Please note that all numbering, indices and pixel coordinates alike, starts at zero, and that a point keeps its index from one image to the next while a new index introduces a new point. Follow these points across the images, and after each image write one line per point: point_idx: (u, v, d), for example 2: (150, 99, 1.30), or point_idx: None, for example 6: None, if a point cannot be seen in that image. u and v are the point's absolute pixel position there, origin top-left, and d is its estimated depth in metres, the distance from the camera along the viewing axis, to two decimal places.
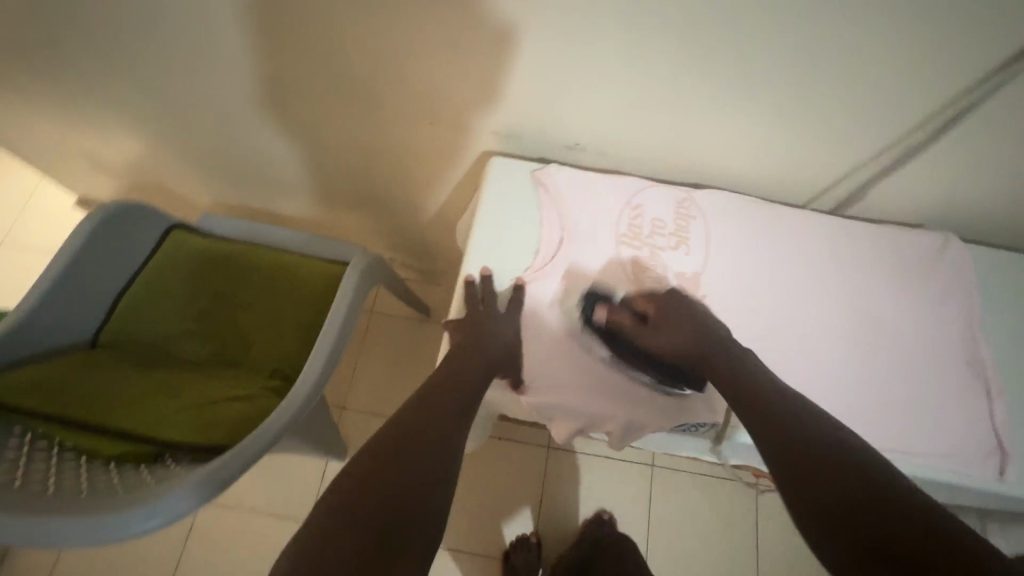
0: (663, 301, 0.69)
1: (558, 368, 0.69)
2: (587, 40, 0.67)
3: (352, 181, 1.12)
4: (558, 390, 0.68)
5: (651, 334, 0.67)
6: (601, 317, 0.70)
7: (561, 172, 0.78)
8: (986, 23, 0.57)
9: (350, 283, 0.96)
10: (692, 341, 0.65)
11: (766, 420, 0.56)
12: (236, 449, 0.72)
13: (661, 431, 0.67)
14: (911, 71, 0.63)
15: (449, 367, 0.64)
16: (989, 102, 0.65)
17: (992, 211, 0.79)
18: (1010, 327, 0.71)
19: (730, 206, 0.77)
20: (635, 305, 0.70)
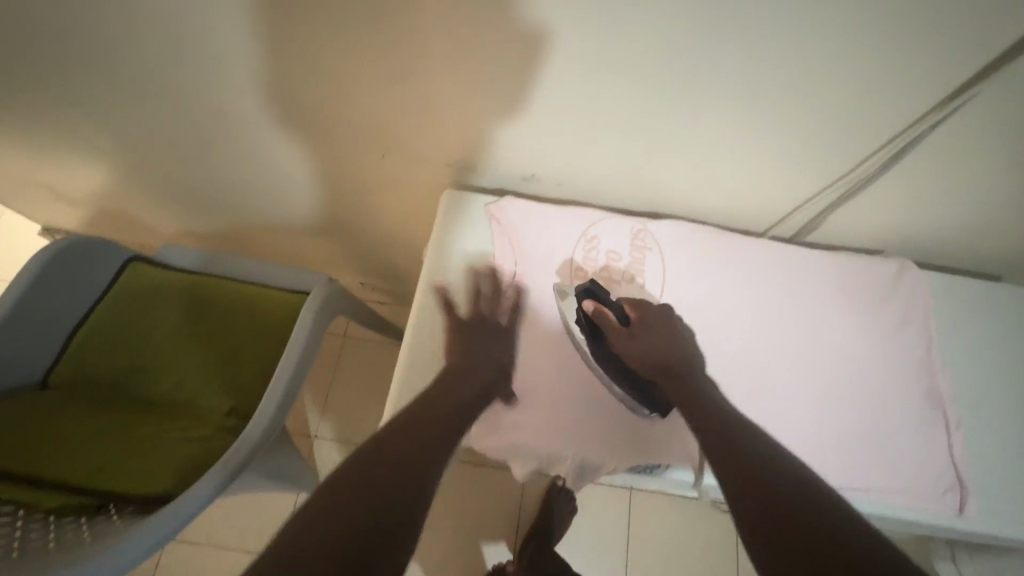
0: (648, 315, 0.66)
1: (512, 407, 0.66)
2: (529, 72, 0.67)
3: (316, 209, 1.11)
4: (511, 431, 0.65)
5: (627, 343, 0.64)
6: (589, 310, 0.66)
7: (514, 204, 0.77)
8: (917, 56, 0.57)
9: (310, 316, 0.93)
10: (662, 360, 0.63)
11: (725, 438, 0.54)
12: (185, 496, 0.71)
13: (616, 472, 0.65)
14: (851, 100, 0.63)
15: (447, 377, 0.64)
16: (931, 131, 0.65)
17: (949, 237, 0.79)
18: (968, 357, 0.71)
19: (686, 237, 0.76)
20: (625, 309, 0.66)
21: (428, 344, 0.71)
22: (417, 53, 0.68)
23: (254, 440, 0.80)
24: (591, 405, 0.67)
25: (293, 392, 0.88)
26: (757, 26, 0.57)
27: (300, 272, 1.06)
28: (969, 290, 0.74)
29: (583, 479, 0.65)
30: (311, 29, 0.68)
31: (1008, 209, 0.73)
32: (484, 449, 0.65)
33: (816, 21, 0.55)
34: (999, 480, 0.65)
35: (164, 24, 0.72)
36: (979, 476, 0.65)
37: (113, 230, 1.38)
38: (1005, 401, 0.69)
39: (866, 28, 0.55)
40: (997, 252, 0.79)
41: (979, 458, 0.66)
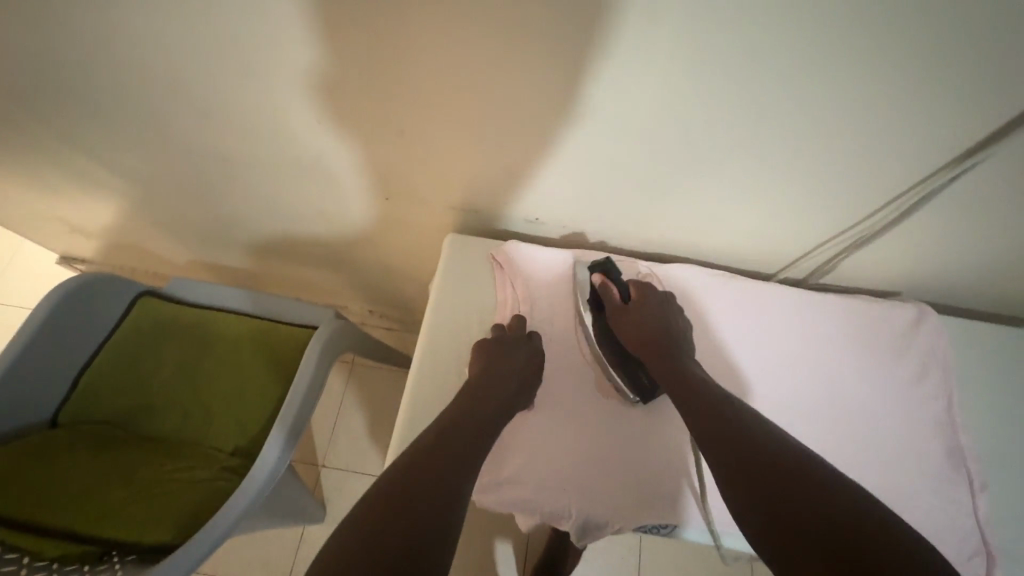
0: (649, 296, 0.69)
1: (515, 461, 0.65)
2: (528, 120, 0.67)
3: (325, 243, 1.11)
4: (513, 487, 0.64)
5: (625, 319, 0.68)
6: (597, 282, 0.71)
7: (518, 248, 0.76)
8: (924, 108, 0.56)
9: (315, 352, 0.92)
10: (652, 333, 0.66)
11: (723, 436, 0.53)
12: (187, 545, 0.72)
13: (622, 530, 0.64)
14: (858, 148, 0.62)
15: (466, 399, 0.63)
16: (945, 179, 0.63)
17: (967, 280, 0.76)
18: (992, 412, 0.68)
19: (694, 282, 0.74)
20: (629, 289, 0.71)
21: (431, 391, 0.70)
22: (425, 102, 0.69)
23: (258, 484, 0.80)
24: (595, 459, 0.65)
25: (297, 431, 0.87)
26: (758, 79, 0.56)
27: (307, 307, 1.07)
28: (991, 338, 0.72)
29: (589, 537, 0.64)
30: (322, 80, 0.69)
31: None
32: (485, 505, 0.64)
33: (816, 74, 0.54)
34: None
35: (172, 73, 0.74)
36: (1005, 541, 0.62)
37: (127, 261, 1.40)
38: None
39: (867, 81, 0.54)
40: (1018, 296, 0.77)
41: (1006, 521, 0.63)
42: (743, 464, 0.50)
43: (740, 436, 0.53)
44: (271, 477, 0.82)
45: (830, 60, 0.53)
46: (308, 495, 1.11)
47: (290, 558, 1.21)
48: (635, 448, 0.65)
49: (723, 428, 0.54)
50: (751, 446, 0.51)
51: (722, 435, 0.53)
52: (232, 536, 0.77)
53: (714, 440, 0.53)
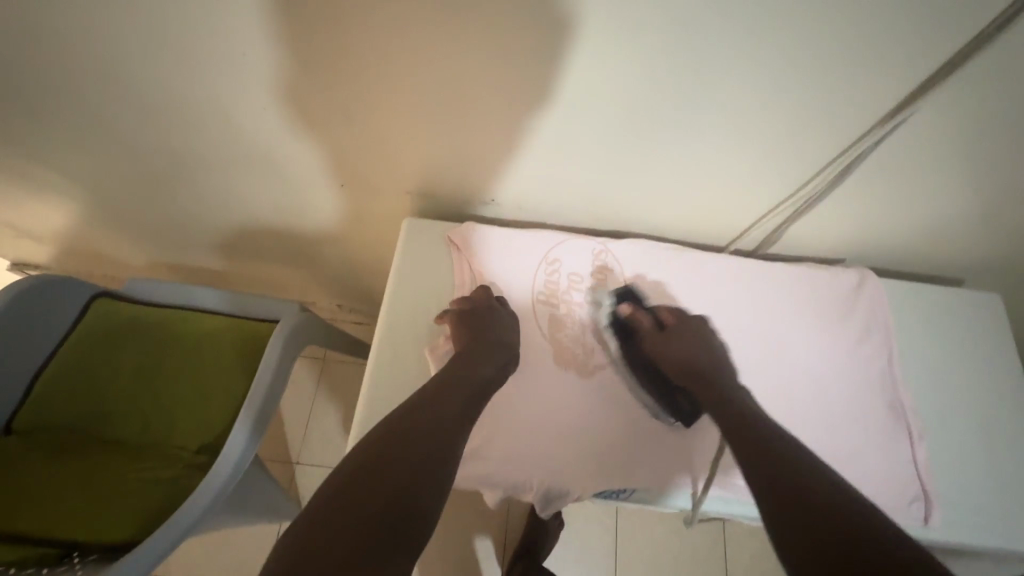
0: (685, 321, 0.69)
1: (477, 437, 0.65)
2: (476, 99, 0.68)
3: (285, 237, 1.10)
4: (476, 462, 0.64)
5: (658, 346, 0.68)
6: (625, 312, 0.71)
7: (474, 230, 0.76)
8: (850, 77, 0.58)
9: (278, 345, 0.91)
10: (687, 360, 0.66)
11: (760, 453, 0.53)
12: (148, 542, 0.72)
13: (585, 497, 0.65)
14: (794, 120, 0.64)
15: (450, 372, 0.63)
16: (875, 145, 0.65)
17: (908, 244, 0.80)
18: (929, 367, 0.71)
19: (647, 257, 0.76)
20: (659, 314, 0.71)
21: (392, 375, 0.70)
22: (376, 85, 0.69)
23: (221, 479, 0.79)
24: (556, 430, 0.66)
25: (261, 427, 0.86)
26: (691, 52, 0.58)
27: (270, 301, 1.05)
28: (929, 298, 0.75)
29: (553, 506, 0.65)
30: (271, 67, 0.69)
31: (961, 221, 0.74)
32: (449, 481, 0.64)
33: (745, 46, 0.56)
34: (963, 488, 0.65)
35: (111, 64, 0.72)
36: (943, 487, 0.65)
37: (83, 265, 1.35)
38: (968, 409, 0.69)
39: (795, 52, 0.56)
40: (954, 258, 0.81)
41: (943, 468, 0.66)
42: (772, 473, 0.51)
43: (778, 453, 0.53)
44: (235, 473, 0.81)
45: (756, 32, 0.55)
46: (280, 491, 1.10)
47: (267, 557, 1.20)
48: (595, 419, 0.67)
49: (760, 446, 0.54)
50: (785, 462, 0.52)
51: (754, 447, 0.54)
52: (194, 532, 0.77)
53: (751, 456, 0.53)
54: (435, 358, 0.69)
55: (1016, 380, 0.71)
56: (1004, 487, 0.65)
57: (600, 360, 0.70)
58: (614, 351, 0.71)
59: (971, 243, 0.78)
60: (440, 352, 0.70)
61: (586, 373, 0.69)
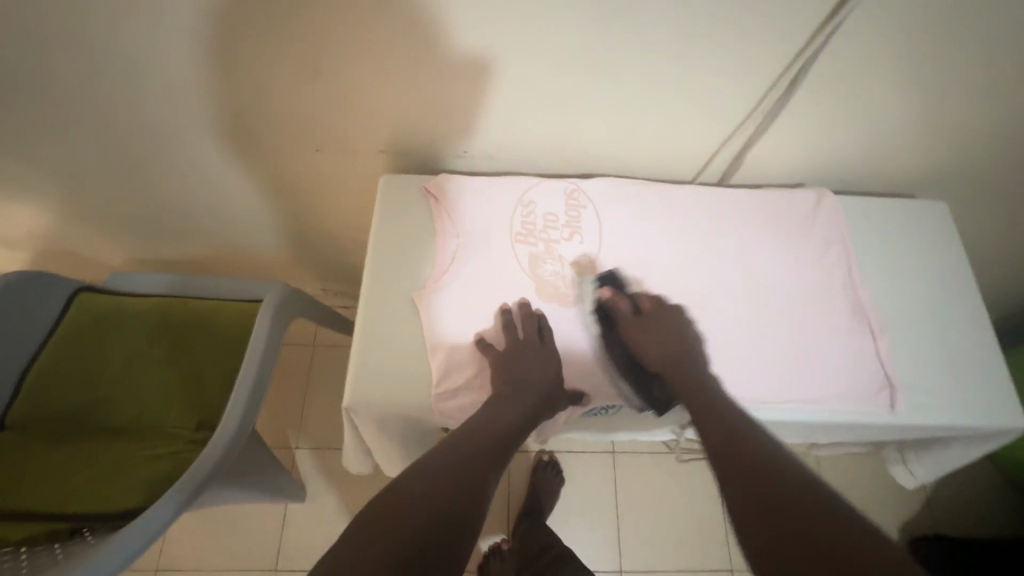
0: (660, 312, 0.71)
1: (468, 370, 0.69)
2: (436, 53, 0.70)
3: (263, 216, 1.11)
4: (469, 392, 0.68)
5: (636, 330, 0.70)
6: (604, 296, 0.73)
7: (451, 180, 0.79)
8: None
9: (266, 321, 0.92)
10: (667, 353, 0.67)
11: (728, 458, 0.54)
12: (149, 515, 0.73)
13: (574, 417, 0.70)
14: (741, 45, 0.67)
15: (479, 417, 0.62)
16: (817, 63, 0.69)
17: (857, 159, 0.85)
18: (887, 270, 0.76)
19: (617, 191, 0.79)
20: (639, 300, 0.73)
21: (382, 324, 0.72)
22: (344, 48, 0.70)
23: (219, 451, 0.80)
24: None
25: (256, 401, 0.87)
26: None
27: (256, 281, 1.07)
28: (882, 208, 0.80)
29: (545, 429, 0.70)
30: (235, 39, 0.69)
31: (905, 134, 0.80)
32: (445, 413, 0.67)
33: None
34: (924, 375, 0.70)
35: (63, 53, 0.71)
36: (907, 376, 0.70)
37: (58, 269, 1.33)
38: (923, 305, 0.74)
39: None
40: (900, 170, 0.86)
41: (905, 358, 0.71)
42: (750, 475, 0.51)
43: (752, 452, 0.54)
44: (233, 445, 0.82)
45: None
46: (281, 470, 1.11)
47: (275, 539, 1.21)
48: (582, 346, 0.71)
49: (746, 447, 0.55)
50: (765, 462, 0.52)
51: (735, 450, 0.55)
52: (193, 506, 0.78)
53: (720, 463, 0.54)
54: (423, 300, 0.72)
55: (963, 274, 0.77)
56: (959, 368, 0.71)
57: (580, 292, 0.73)
58: (592, 282, 0.74)
59: (915, 153, 0.83)
60: (427, 295, 0.72)
61: (568, 303, 0.73)
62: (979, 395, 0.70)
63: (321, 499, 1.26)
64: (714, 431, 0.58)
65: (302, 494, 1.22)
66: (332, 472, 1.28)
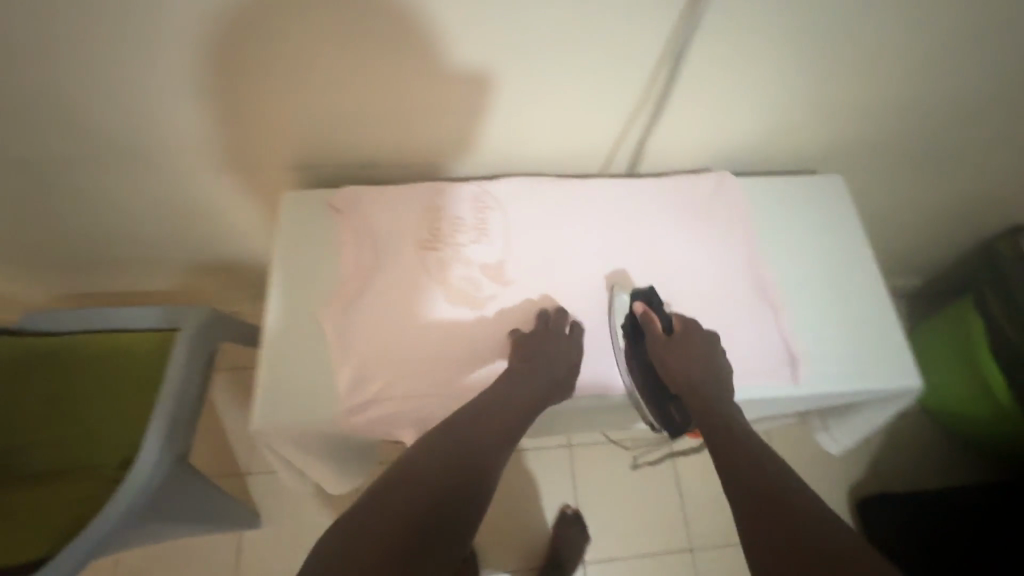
0: (692, 334, 0.70)
1: (379, 382, 0.68)
2: (313, 64, 0.68)
3: (180, 244, 1.07)
4: (379, 405, 0.68)
5: (664, 351, 0.70)
6: (638, 311, 0.72)
7: (352, 192, 0.78)
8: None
9: (184, 351, 0.90)
10: (691, 378, 0.67)
11: (748, 480, 0.55)
12: (54, 562, 0.74)
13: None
14: (617, 38, 0.68)
15: (483, 405, 0.65)
16: (694, 50, 0.70)
17: (754, 140, 0.87)
18: (789, 246, 0.79)
19: (522, 190, 0.80)
20: (670, 319, 0.72)
21: (288, 346, 0.71)
22: (234, 67, 0.68)
23: (137, 485, 0.80)
24: (453, 363, 0.70)
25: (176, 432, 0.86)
26: None
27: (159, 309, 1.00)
28: (779, 189, 0.84)
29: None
30: (104, 65, 0.66)
31: (797, 113, 0.82)
32: (357, 429, 0.68)
33: None
34: (824, 347, 0.73)
35: None
36: (812, 348, 0.73)
37: None
38: (823, 279, 0.78)
39: None
40: (797, 147, 0.89)
41: (812, 332, 0.74)
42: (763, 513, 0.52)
43: (769, 489, 0.54)
44: (152, 476, 0.81)
45: None
46: (229, 494, 1.10)
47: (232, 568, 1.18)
48: (493, 350, 0.71)
49: (762, 480, 0.55)
50: (781, 498, 0.53)
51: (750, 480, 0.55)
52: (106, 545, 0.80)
53: (735, 474, 0.56)
54: (330, 316, 0.71)
55: (860, 245, 0.80)
56: (863, 336, 0.74)
57: (490, 293, 0.74)
58: (502, 282, 0.75)
59: (809, 131, 0.86)
60: (334, 311, 0.72)
61: (479, 305, 0.73)
62: (883, 359, 0.73)
63: (277, 522, 1.23)
64: (738, 449, 0.59)
65: (258, 519, 1.21)
66: (286, 495, 1.26)
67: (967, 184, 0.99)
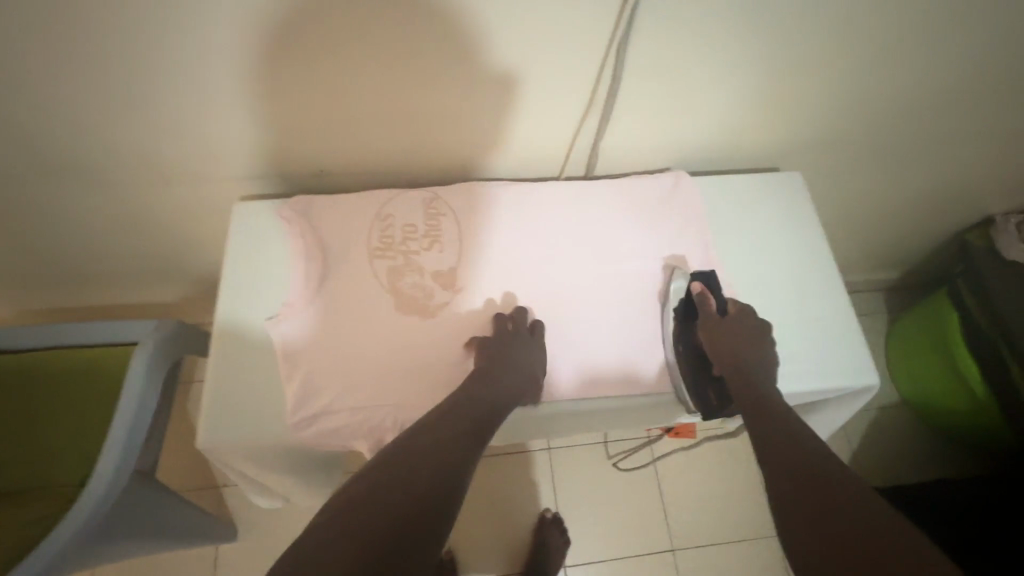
0: (745, 318, 0.75)
1: (326, 395, 0.71)
2: (248, 72, 0.66)
3: (131, 257, 1.02)
4: (326, 418, 0.71)
5: (716, 329, 0.74)
6: (696, 291, 0.78)
7: (303, 203, 0.81)
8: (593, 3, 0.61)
9: (139, 374, 0.83)
10: (734, 356, 0.71)
11: (775, 438, 0.60)
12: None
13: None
14: (562, 49, 0.67)
15: (467, 395, 0.67)
16: (641, 61, 0.70)
17: (712, 144, 0.88)
18: (739, 246, 0.85)
19: (484, 196, 0.84)
20: (726, 305, 0.77)
21: (237, 366, 0.73)
22: (203, 78, 0.66)
23: (82, 517, 0.75)
24: (404, 372, 0.73)
25: (128, 460, 0.80)
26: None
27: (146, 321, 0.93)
28: (733, 188, 0.89)
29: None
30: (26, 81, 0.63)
31: (749, 120, 0.83)
32: (305, 439, 0.71)
33: None
34: None
35: None
36: None
37: None
38: (771, 278, 0.83)
39: None
40: (753, 150, 0.90)
41: (776, 329, 0.78)
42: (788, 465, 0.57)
43: (791, 447, 0.59)
44: (98, 509, 0.76)
45: None
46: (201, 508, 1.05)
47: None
48: (442, 357, 0.75)
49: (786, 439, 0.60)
50: (802, 454, 0.57)
51: (774, 441, 0.60)
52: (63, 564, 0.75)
53: (762, 437, 0.61)
54: (277, 328, 0.74)
55: (809, 241, 0.86)
56: (824, 335, 0.79)
57: (440, 300, 0.78)
58: (453, 290, 0.79)
59: (762, 136, 0.87)
60: (282, 324, 0.74)
61: (428, 314, 0.77)
62: (844, 358, 0.78)
63: (253, 534, 1.19)
64: (766, 414, 0.64)
65: (234, 532, 1.16)
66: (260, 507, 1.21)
67: (944, 194, 1.02)
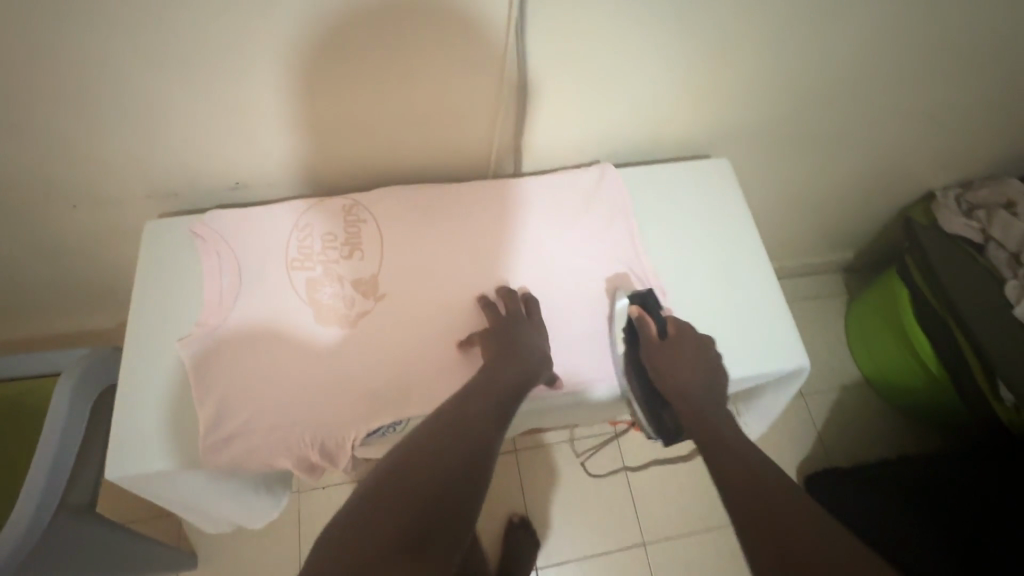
0: (687, 342, 0.74)
1: (240, 416, 0.68)
2: (131, 81, 0.63)
3: (47, 283, 0.95)
4: (241, 440, 0.67)
5: (658, 353, 0.74)
6: (635, 315, 0.76)
7: (217, 219, 0.78)
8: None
9: (63, 402, 0.76)
10: (684, 388, 0.72)
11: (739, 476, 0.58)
12: None
13: (358, 441, 0.70)
14: (462, 51, 0.66)
15: (478, 383, 0.66)
16: (546, 61, 0.70)
17: (639, 139, 0.89)
18: (670, 234, 0.85)
19: (404, 199, 0.82)
20: (665, 324, 0.76)
21: (150, 389, 0.70)
22: (79, 89, 0.62)
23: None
24: (322, 387, 0.70)
25: (50, 504, 0.72)
26: None
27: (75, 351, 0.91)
28: (662, 178, 0.90)
29: (336, 457, 0.70)
30: None
31: (666, 116, 0.84)
32: (218, 464, 0.66)
33: None
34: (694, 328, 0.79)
35: None
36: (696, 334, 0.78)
37: None
38: (703, 267, 0.83)
39: None
40: (679, 144, 0.92)
41: (697, 321, 0.79)
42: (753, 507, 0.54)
43: (756, 485, 0.56)
44: (9, 562, 0.68)
45: None
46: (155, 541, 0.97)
47: None
48: (367, 365, 0.72)
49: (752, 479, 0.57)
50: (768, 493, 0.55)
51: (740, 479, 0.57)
52: None
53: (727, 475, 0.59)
54: (185, 349, 0.71)
55: (738, 226, 0.86)
56: (755, 320, 0.79)
57: (360, 309, 0.76)
58: (373, 297, 0.76)
59: (684, 131, 0.89)
60: (190, 346, 0.71)
61: (348, 324, 0.74)
62: (777, 342, 0.78)
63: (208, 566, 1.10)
64: (727, 454, 0.62)
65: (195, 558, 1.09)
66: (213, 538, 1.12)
67: (876, 174, 1.09)
